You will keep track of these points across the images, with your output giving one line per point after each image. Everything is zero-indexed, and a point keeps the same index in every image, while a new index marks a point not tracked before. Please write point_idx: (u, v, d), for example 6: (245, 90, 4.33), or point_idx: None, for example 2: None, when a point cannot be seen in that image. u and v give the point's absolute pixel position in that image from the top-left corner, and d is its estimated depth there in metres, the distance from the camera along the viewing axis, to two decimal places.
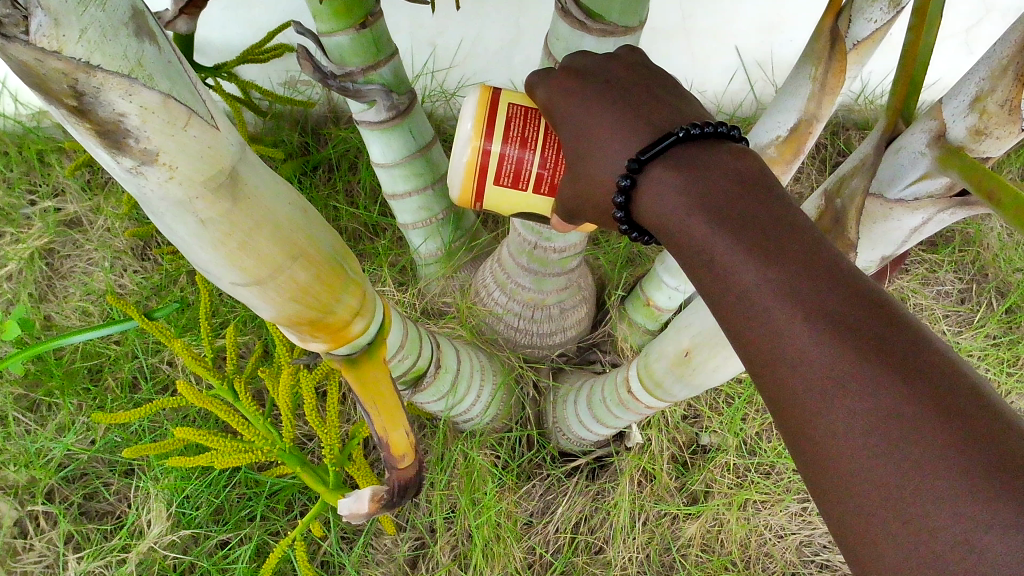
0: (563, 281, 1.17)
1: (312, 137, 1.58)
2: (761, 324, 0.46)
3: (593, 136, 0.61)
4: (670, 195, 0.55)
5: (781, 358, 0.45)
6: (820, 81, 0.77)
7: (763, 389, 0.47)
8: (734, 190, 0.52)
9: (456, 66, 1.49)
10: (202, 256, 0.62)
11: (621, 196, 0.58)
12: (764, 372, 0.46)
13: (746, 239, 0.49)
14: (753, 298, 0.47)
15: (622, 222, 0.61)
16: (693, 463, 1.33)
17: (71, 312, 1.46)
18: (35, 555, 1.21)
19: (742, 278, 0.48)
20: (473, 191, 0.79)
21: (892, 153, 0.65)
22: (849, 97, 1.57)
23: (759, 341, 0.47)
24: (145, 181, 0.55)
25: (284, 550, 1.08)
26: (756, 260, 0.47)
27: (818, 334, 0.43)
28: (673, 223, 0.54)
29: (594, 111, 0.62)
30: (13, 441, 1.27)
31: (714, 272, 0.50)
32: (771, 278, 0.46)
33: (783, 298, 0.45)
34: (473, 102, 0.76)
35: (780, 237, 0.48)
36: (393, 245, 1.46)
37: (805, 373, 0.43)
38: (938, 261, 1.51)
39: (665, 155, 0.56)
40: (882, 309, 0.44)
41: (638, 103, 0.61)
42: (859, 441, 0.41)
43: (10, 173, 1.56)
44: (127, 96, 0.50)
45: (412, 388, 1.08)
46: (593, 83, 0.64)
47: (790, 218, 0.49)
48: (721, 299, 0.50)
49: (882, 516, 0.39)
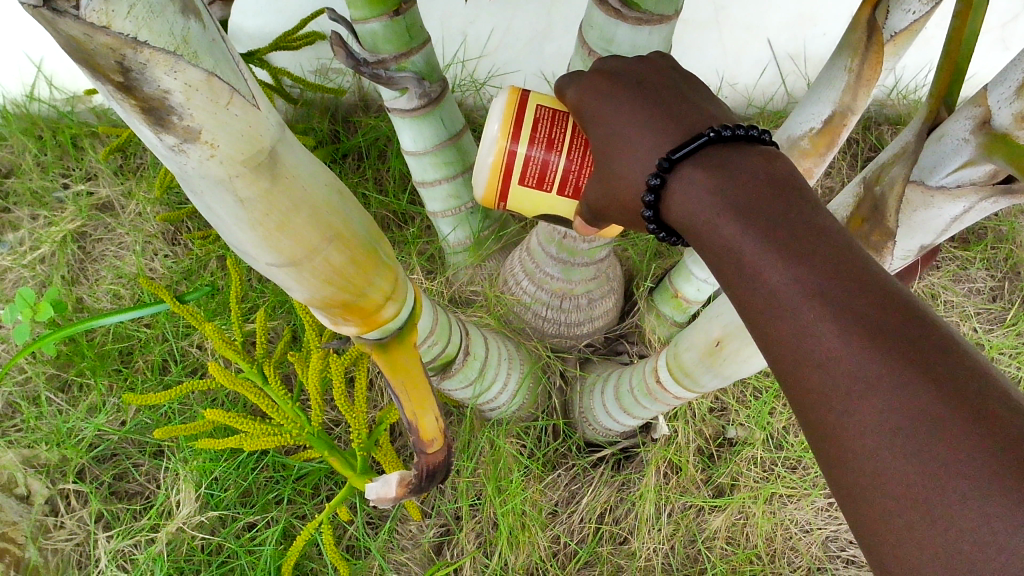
0: (591, 271, 1.17)
1: (342, 125, 1.59)
2: (789, 324, 0.46)
3: (623, 137, 0.61)
4: (699, 194, 0.54)
5: (809, 358, 0.45)
6: (855, 72, 0.77)
7: (789, 389, 0.47)
8: (764, 191, 0.51)
9: (486, 55, 1.49)
10: (239, 236, 0.63)
11: (650, 195, 0.58)
12: (791, 372, 0.46)
13: (775, 238, 0.48)
14: (781, 298, 0.47)
15: (651, 222, 0.60)
16: (719, 456, 1.32)
17: (102, 295, 1.47)
18: (66, 533, 1.23)
19: (771, 278, 0.47)
20: (498, 190, 0.80)
21: (936, 138, 0.64)
22: (882, 92, 1.56)
23: (787, 340, 0.46)
24: (187, 159, 0.55)
25: (311, 532, 1.08)
26: (785, 259, 0.47)
27: (848, 334, 0.43)
28: (702, 223, 0.53)
29: (625, 112, 0.61)
30: (45, 420, 1.29)
31: (743, 272, 0.50)
32: (799, 277, 0.46)
33: (811, 298, 0.45)
34: (502, 102, 0.77)
35: (808, 236, 0.47)
36: (422, 233, 1.47)
37: (834, 373, 0.43)
38: (970, 258, 1.50)
39: (695, 155, 0.55)
40: (913, 310, 0.43)
41: (670, 103, 0.61)
42: (887, 440, 0.40)
43: (44, 157, 1.57)
44: (171, 73, 0.50)
45: (440, 373, 1.08)
46: (626, 86, 0.63)
47: (821, 217, 0.49)
48: (750, 299, 0.49)
49: (911, 516, 0.39)
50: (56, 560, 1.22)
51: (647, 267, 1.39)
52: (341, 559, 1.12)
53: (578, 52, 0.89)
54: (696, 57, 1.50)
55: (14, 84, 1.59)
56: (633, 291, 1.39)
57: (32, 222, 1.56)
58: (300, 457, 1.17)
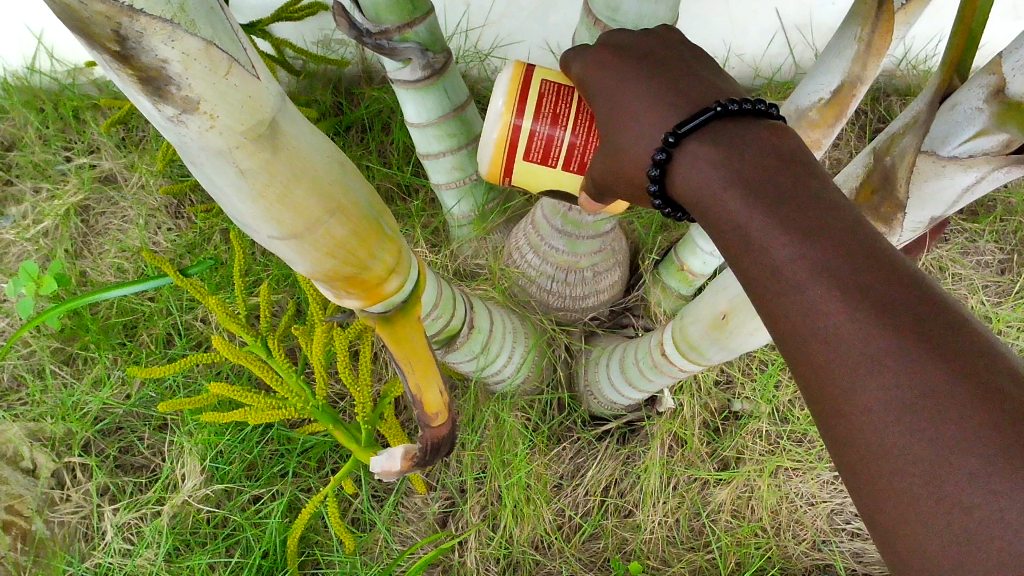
0: (597, 244, 1.16)
1: (345, 97, 1.57)
2: (795, 300, 0.45)
3: (629, 112, 0.60)
4: (705, 169, 0.53)
5: (816, 334, 0.44)
6: (865, 41, 0.75)
7: (794, 366, 0.46)
8: (771, 166, 0.50)
9: (490, 25, 1.47)
10: (239, 209, 0.62)
11: (655, 169, 0.57)
12: (797, 349, 0.45)
13: (782, 214, 0.47)
14: (786, 275, 0.46)
15: (656, 197, 0.59)
16: (724, 429, 1.32)
17: (106, 269, 1.47)
18: (72, 506, 1.23)
19: (777, 253, 0.46)
20: (502, 166, 0.79)
21: (948, 108, 0.62)
22: (891, 62, 1.54)
23: (793, 317, 0.45)
24: (186, 130, 0.54)
25: (315, 505, 1.08)
26: (792, 234, 0.46)
27: (855, 311, 0.42)
28: (707, 198, 0.53)
29: (631, 87, 0.60)
30: (50, 394, 1.29)
31: (749, 247, 0.49)
32: (806, 254, 0.45)
33: (817, 274, 0.44)
34: (507, 77, 0.76)
35: (815, 211, 0.47)
36: (426, 206, 1.46)
37: (840, 351, 0.42)
38: (978, 230, 1.48)
39: (701, 129, 0.54)
40: (921, 287, 0.42)
41: (676, 77, 0.59)
42: (893, 418, 0.40)
43: (46, 130, 1.56)
44: (169, 42, 0.49)
45: (445, 347, 1.08)
46: (632, 59, 0.62)
47: (828, 193, 0.48)
48: (756, 274, 0.48)
49: (916, 494, 0.38)
50: (62, 533, 1.22)
51: (653, 239, 1.37)
52: (345, 531, 1.12)
53: (582, 22, 0.88)
54: (703, 26, 1.48)
55: (16, 56, 1.55)
56: (639, 264, 1.38)
57: (35, 195, 1.55)
58: (304, 431, 1.17)
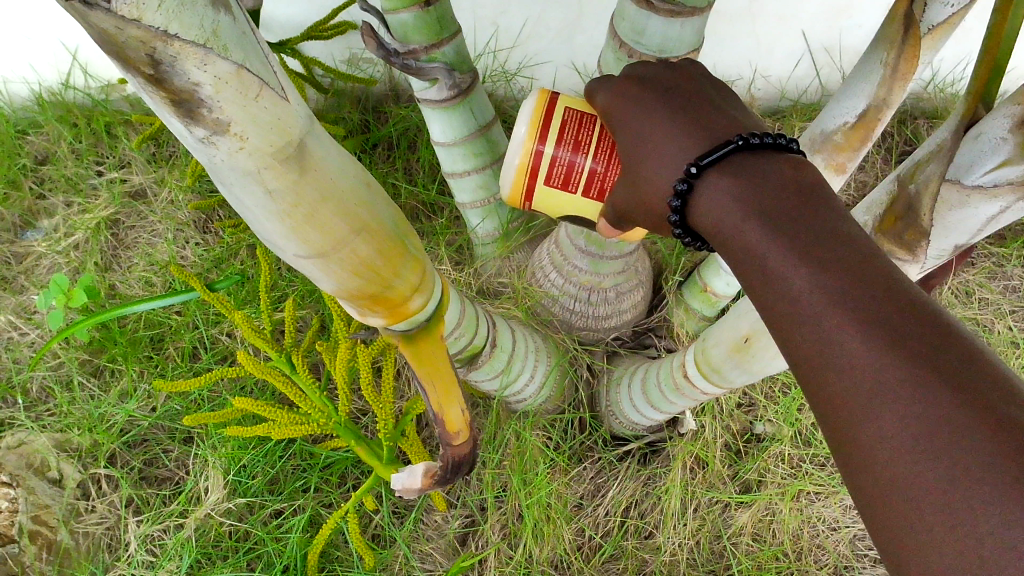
0: (620, 264, 1.15)
1: (373, 115, 1.59)
2: (811, 329, 0.45)
3: (651, 143, 0.60)
4: (724, 200, 0.53)
5: (830, 363, 0.44)
6: (891, 65, 0.75)
7: (812, 398, 0.46)
8: (791, 198, 0.51)
9: (517, 46, 1.48)
10: (267, 228, 0.63)
11: (676, 201, 0.57)
12: (811, 377, 0.45)
13: (801, 245, 0.48)
14: (803, 304, 0.46)
15: (676, 227, 0.59)
16: (746, 452, 1.31)
17: (134, 282, 1.49)
18: (97, 517, 1.22)
19: (795, 283, 0.47)
20: (523, 189, 0.80)
21: (972, 137, 0.63)
22: (918, 85, 1.54)
23: (808, 347, 0.46)
24: (217, 151, 0.55)
25: (337, 521, 1.09)
26: (810, 265, 0.46)
27: (870, 340, 0.42)
28: (727, 229, 0.53)
29: (653, 118, 0.61)
30: (78, 405, 1.30)
31: (766, 279, 0.49)
32: (822, 283, 0.45)
33: (833, 304, 0.44)
34: (531, 105, 0.77)
35: (833, 243, 0.47)
36: (450, 225, 1.47)
37: (855, 379, 0.43)
38: (1006, 254, 1.46)
39: (723, 161, 0.55)
40: (936, 318, 0.42)
41: (698, 111, 0.60)
42: (905, 445, 0.40)
43: (79, 145, 1.59)
44: (201, 67, 0.50)
45: (467, 365, 1.09)
46: (656, 90, 0.63)
47: (846, 226, 0.48)
48: (772, 305, 0.49)
49: (929, 524, 0.38)
50: (87, 543, 1.22)
51: (676, 260, 1.38)
52: (366, 546, 1.13)
53: (607, 45, 0.88)
54: (730, 48, 1.48)
55: (50, 72, 1.58)
56: (662, 284, 1.38)
57: (66, 209, 1.58)
58: (327, 446, 1.18)
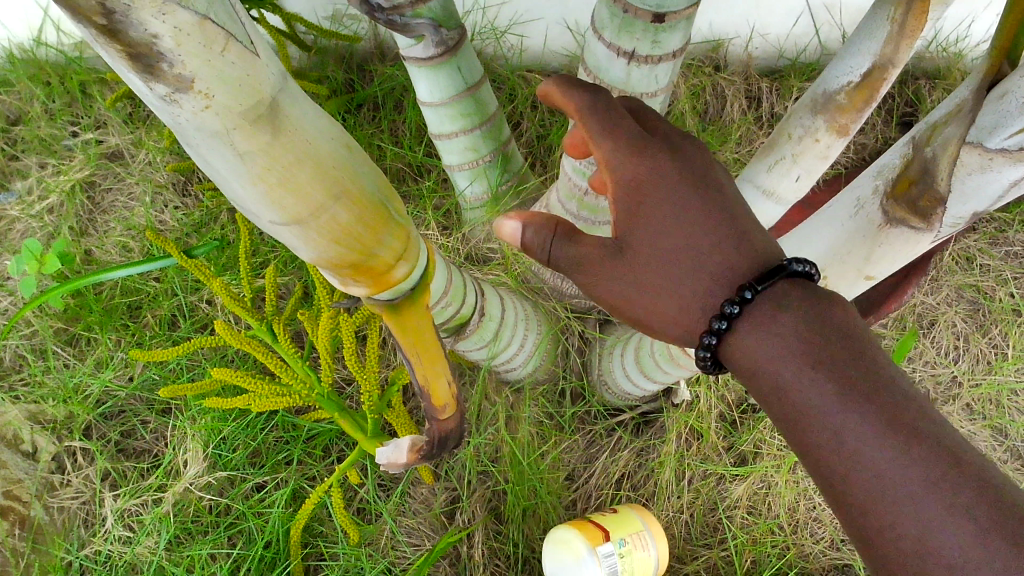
0: (613, 229, 1.09)
1: (358, 74, 1.53)
2: (868, 487, 0.49)
3: (684, 272, 0.62)
4: (772, 334, 0.56)
5: (892, 523, 0.48)
6: (899, 22, 0.71)
7: (869, 543, 0.50)
8: (835, 335, 0.54)
9: (508, 2, 1.43)
10: (240, 194, 0.58)
11: (713, 335, 0.59)
12: (870, 533, 0.49)
13: (852, 394, 0.51)
14: (858, 459, 0.50)
15: (706, 358, 0.61)
16: (743, 423, 1.27)
17: (111, 247, 1.45)
18: (71, 492, 1.20)
19: (847, 437, 0.50)
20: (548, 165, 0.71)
21: (996, 97, 0.58)
22: (921, 44, 1.49)
23: (869, 501, 0.49)
24: (181, 110, 0.51)
25: (320, 495, 1.06)
26: (869, 415, 0.50)
27: (940, 502, 0.46)
28: (774, 368, 0.56)
29: (683, 236, 0.62)
30: (52, 376, 1.26)
31: (815, 425, 0.53)
32: (879, 438, 0.49)
33: (894, 463, 0.48)
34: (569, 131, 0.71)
35: (878, 388, 0.51)
36: (437, 187, 1.42)
37: (922, 555, 0.46)
38: (1009, 219, 1.36)
39: (768, 292, 0.58)
40: (991, 485, 0.47)
41: (723, 225, 0.62)
42: None
43: (52, 104, 1.53)
44: (160, 17, 0.45)
45: (454, 335, 1.04)
46: (690, 180, 0.64)
47: (887, 363, 0.53)
48: (827, 456, 0.52)
49: None
50: (62, 518, 1.19)
51: None
52: (350, 521, 1.10)
53: None
54: (728, 5, 1.43)
55: (21, 28, 1.51)
56: None
57: (40, 170, 1.53)
58: (310, 417, 1.14)
